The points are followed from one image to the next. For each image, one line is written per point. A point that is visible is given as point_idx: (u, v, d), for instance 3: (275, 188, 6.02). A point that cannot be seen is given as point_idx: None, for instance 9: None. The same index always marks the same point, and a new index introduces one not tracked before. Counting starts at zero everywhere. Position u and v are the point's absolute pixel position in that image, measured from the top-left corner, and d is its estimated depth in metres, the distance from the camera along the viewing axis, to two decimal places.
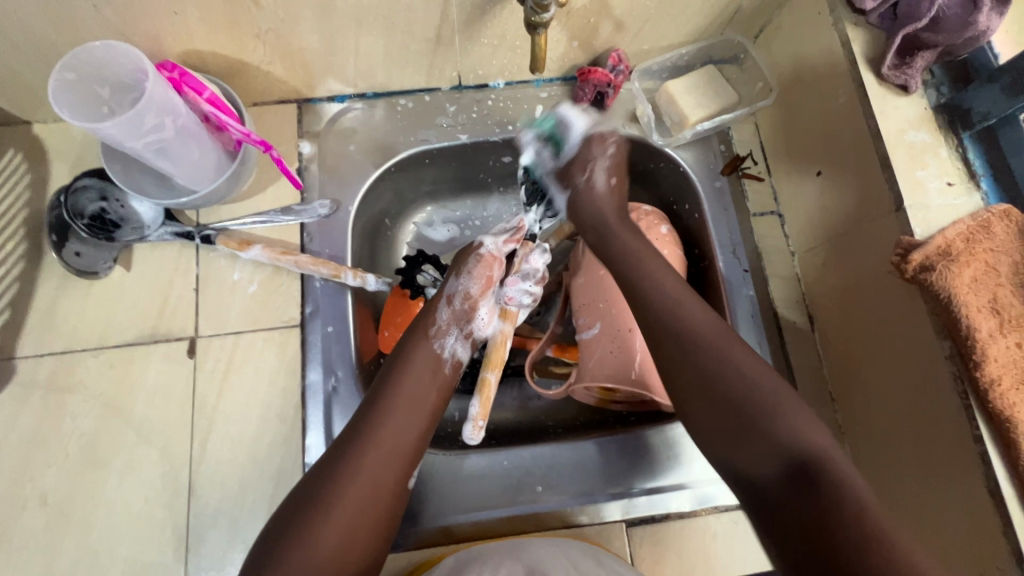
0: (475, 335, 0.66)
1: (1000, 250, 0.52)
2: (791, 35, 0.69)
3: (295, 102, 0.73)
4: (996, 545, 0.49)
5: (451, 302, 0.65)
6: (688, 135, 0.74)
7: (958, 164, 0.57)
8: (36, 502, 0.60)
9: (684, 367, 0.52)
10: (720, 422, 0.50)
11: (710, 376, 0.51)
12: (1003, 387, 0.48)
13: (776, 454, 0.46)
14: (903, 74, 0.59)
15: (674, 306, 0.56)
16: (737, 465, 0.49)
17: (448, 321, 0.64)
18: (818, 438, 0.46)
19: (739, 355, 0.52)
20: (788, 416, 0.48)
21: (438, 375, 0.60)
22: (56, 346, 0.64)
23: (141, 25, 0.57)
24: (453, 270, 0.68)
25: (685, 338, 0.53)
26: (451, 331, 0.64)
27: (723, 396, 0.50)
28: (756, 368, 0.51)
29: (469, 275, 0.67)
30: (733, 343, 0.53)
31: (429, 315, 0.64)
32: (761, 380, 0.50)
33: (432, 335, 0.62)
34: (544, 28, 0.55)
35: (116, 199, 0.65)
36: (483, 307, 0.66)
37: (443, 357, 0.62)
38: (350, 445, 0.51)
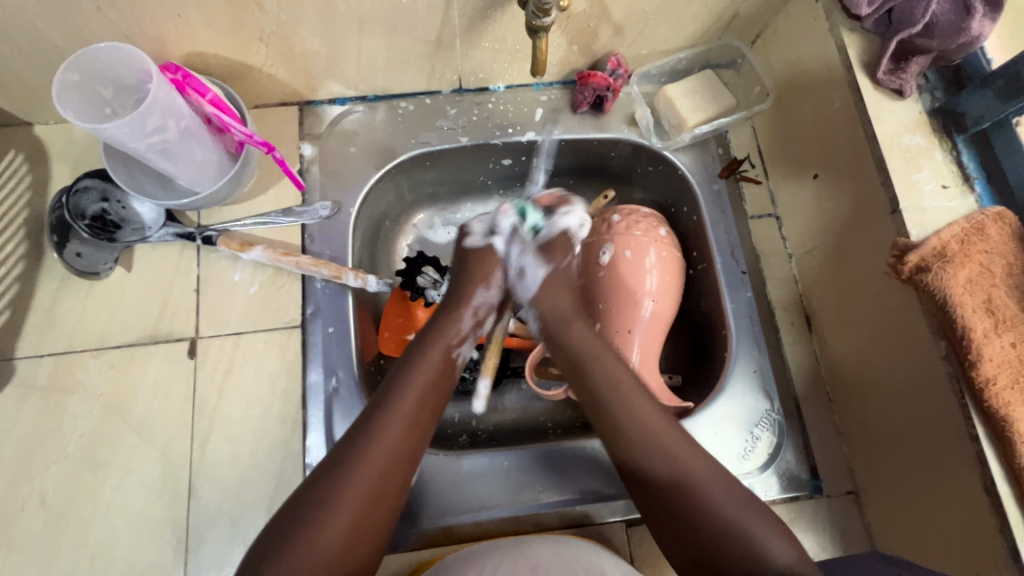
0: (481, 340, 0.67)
1: (995, 251, 0.52)
2: (787, 41, 0.70)
3: (296, 104, 0.74)
4: (993, 542, 0.50)
5: (476, 314, 0.63)
6: (686, 138, 0.74)
7: (953, 167, 0.58)
8: (35, 503, 0.60)
9: (640, 466, 0.55)
10: (672, 522, 0.52)
11: (668, 482, 0.53)
12: (999, 385, 0.49)
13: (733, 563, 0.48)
14: (898, 78, 0.59)
15: (627, 401, 0.57)
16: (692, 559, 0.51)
17: (471, 330, 0.62)
18: (767, 546, 0.49)
19: (686, 454, 0.54)
20: (743, 527, 0.49)
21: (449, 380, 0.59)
22: (55, 346, 0.64)
23: (145, 27, 0.57)
24: (478, 277, 0.64)
25: (641, 436, 0.55)
26: (468, 340, 0.62)
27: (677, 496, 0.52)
28: (703, 466, 0.53)
29: (496, 287, 0.64)
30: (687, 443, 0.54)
31: (453, 321, 0.61)
32: (707, 478, 0.52)
33: (455, 342, 0.61)
34: (545, 32, 0.56)
35: (117, 201, 0.65)
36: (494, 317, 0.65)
37: (457, 362, 0.61)
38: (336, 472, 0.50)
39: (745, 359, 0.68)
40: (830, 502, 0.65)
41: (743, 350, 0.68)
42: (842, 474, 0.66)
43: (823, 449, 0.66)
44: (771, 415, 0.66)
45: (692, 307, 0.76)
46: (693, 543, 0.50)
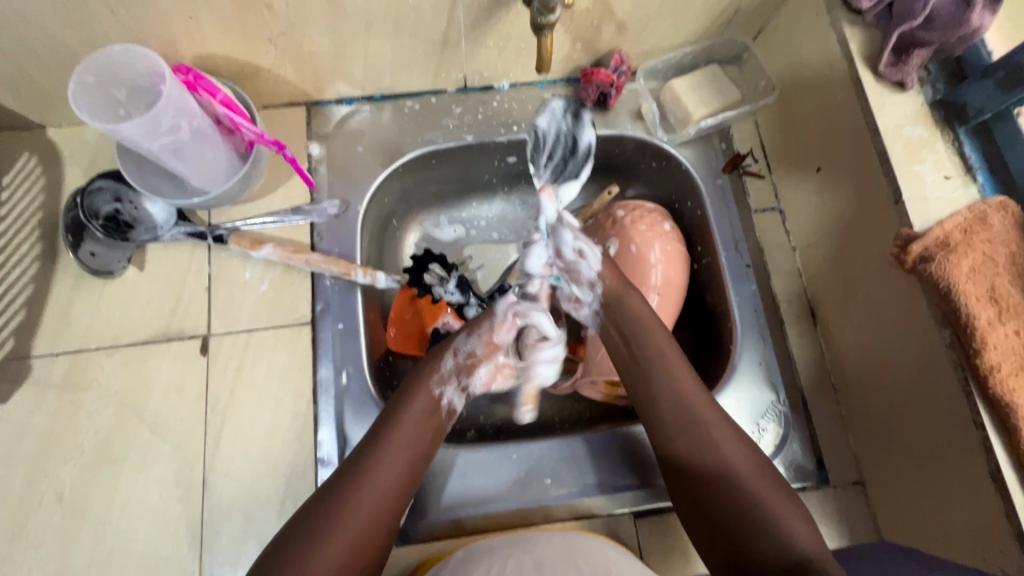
0: (469, 390, 0.64)
1: (998, 241, 0.53)
2: (789, 35, 0.71)
3: (304, 105, 0.75)
4: (1001, 530, 0.50)
5: (456, 353, 0.62)
6: (692, 132, 0.75)
7: (954, 158, 0.58)
8: (52, 499, 0.61)
9: (679, 449, 0.54)
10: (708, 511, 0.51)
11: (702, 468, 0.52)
12: (1003, 373, 0.49)
13: (764, 551, 0.46)
14: (900, 71, 0.60)
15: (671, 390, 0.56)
16: (722, 549, 0.49)
17: (451, 370, 0.61)
18: (806, 539, 0.46)
19: (730, 443, 0.53)
20: (776, 513, 0.48)
21: (434, 417, 0.58)
22: (71, 344, 0.65)
23: (157, 30, 0.58)
24: (467, 324, 0.64)
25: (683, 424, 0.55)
26: (451, 382, 0.61)
27: (712, 483, 0.51)
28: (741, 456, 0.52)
29: (477, 335, 0.63)
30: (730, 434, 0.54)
31: (433, 360, 0.61)
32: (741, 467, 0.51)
33: (437, 379, 0.60)
34: (550, 29, 0.57)
35: (130, 202, 0.66)
36: (484, 366, 0.64)
37: (441, 404, 0.59)
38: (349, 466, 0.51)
39: (749, 351, 0.68)
40: (836, 492, 0.65)
41: (748, 343, 0.69)
42: (848, 465, 0.66)
43: (828, 441, 0.67)
44: (777, 407, 0.67)
45: (698, 301, 0.77)
46: (727, 535, 0.49)
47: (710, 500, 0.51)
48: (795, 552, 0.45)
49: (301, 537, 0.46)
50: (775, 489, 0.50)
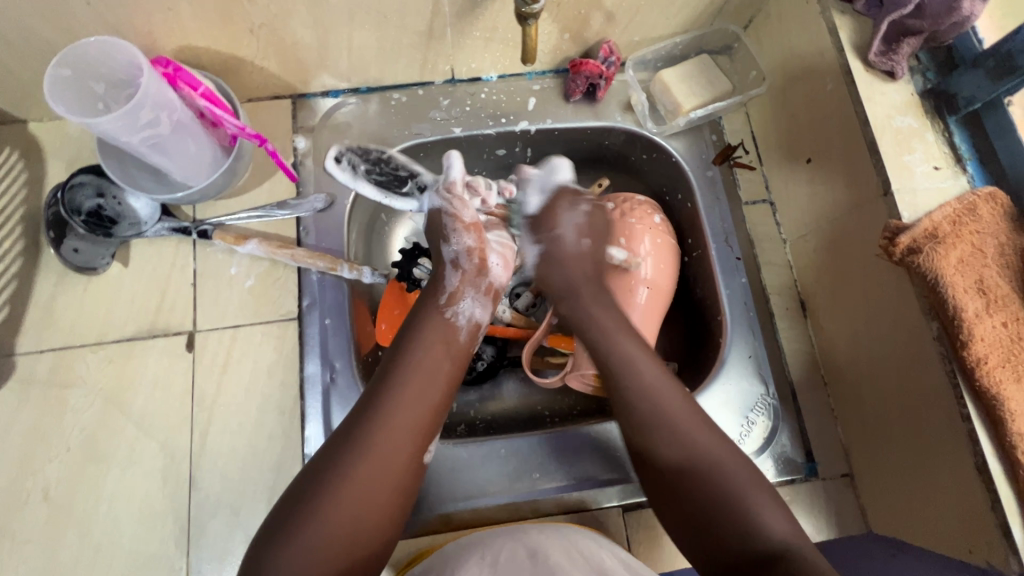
0: (493, 289, 0.65)
1: (987, 232, 0.52)
2: (779, 25, 0.70)
3: (289, 98, 0.74)
4: (986, 521, 0.50)
5: (457, 265, 0.64)
6: (682, 123, 0.74)
7: (945, 148, 0.58)
8: (38, 497, 0.60)
9: (644, 439, 0.55)
10: (675, 500, 0.52)
11: (673, 456, 0.53)
12: (989, 365, 0.49)
13: (733, 538, 0.48)
14: (889, 61, 0.59)
15: (638, 384, 0.56)
16: (689, 532, 0.51)
17: (459, 282, 0.63)
18: (778, 529, 0.48)
19: (693, 426, 0.54)
20: (747, 503, 0.49)
21: (449, 342, 0.59)
22: (55, 341, 0.64)
23: (135, 21, 0.57)
24: (439, 235, 0.65)
25: (647, 416, 0.55)
26: (467, 294, 0.63)
27: (680, 473, 0.52)
28: (711, 443, 0.53)
29: (457, 237, 0.64)
30: (697, 423, 0.54)
31: (438, 284, 0.63)
32: (714, 452, 0.52)
33: (444, 301, 0.61)
34: (535, 19, 0.56)
35: (113, 196, 0.65)
36: (492, 255, 0.65)
37: (458, 323, 0.61)
38: (344, 466, 0.49)
39: (739, 345, 0.68)
40: (825, 485, 0.65)
41: (737, 336, 0.68)
42: (837, 457, 0.66)
43: (817, 433, 0.67)
44: (767, 400, 0.66)
45: (688, 294, 0.77)
46: (699, 522, 0.50)
47: (679, 490, 0.52)
48: (763, 541, 0.47)
49: (294, 540, 0.45)
50: (744, 473, 0.51)
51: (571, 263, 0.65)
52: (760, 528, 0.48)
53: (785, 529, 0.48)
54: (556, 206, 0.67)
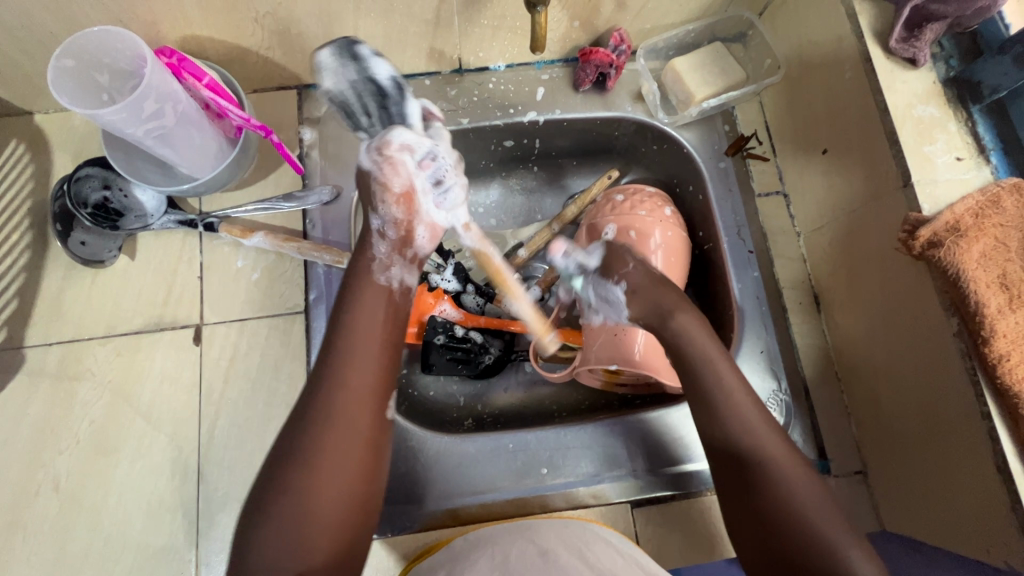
0: (420, 257, 0.62)
1: (1011, 225, 0.51)
2: (796, 11, 0.68)
3: (294, 88, 0.73)
4: (1005, 521, 0.49)
5: (384, 235, 0.59)
6: (693, 113, 0.73)
7: (967, 138, 0.56)
8: (48, 488, 0.61)
9: (740, 483, 0.50)
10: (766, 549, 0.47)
11: (766, 496, 0.48)
12: (1012, 363, 0.47)
13: None
14: (911, 47, 0.57)
15: (737, 424, 0.51)
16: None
17: (390, 251, 0.59)
18: None
19: (796, 476, 0.48)
20: (847, 554, 0.44)
21: (393, 305, 0.56)
22: (63, 334, 0.64)
23: (138, 11, 0.57)
24: (367, 206, 0.60)
25: (746, 458, 0.50)
26: (396, 263, 0.59)
27: (773, 515, 0.47)
28: (816, 499, 0.47)
29: (387, 207, 0.60)
30: (793, 460, 0.49)
31: (365, 252, 0.58)
32: (819, 507, 0.46)
33: (377, 269, 0.57)
34: (543, 6, 0.55)
35: (120, 189, 0.65)
36: (419, 226, 0.61)
37: (394, 288, 0.57)
38: (301, 441, 0.48)
39: (751, 340, 0.67)
40: (837, 481, 0.64)
41: (749, 331, 0.67)
42: (850, 454, 0.65)
43: (829, 430, 0.66)
44: (779, 396, 0.65)
45: (698, 288, 0.75)
46: (788, 569, 0.45)
47: (770, 531, 0.47)
48: None
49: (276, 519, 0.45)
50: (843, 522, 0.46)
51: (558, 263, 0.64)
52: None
53: None
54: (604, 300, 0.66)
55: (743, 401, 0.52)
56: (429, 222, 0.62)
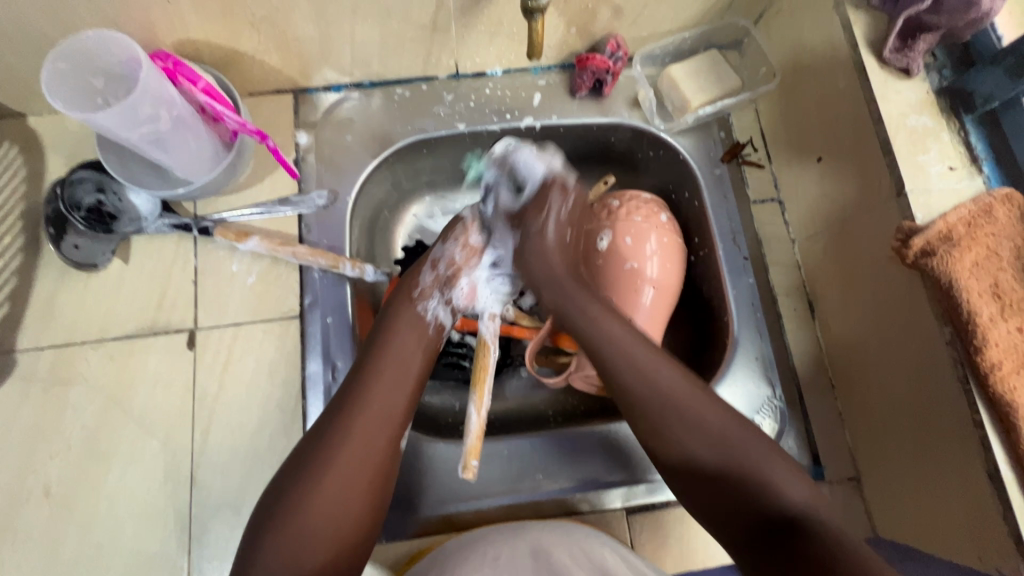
0: (454, 304, 0.65)
1: (1002, 234, 0.51)
2: (791, 20, 0.68)
3: (291, 92, 0.72)
4: (996, 530, 0.49)
5: (435, 266, 0.65)
6: (690, 120, 0.73)
7: (960, 148, 0.56)
8: (39, 494, 0.60)
9: (662, 437, 0.53)
10: (696, 483, 0.51)
11: (683, 443, 0.52)
12: (1004, 371, 0.48)
13: (752, 510, 0.48)
14: (905, 57, 0.58)
15: (651, 389, 0.54)
16: (710, 508, 0.50)
17: (430, 284, 0.64)
18: (799, 499, 0.47)
19: (715, 419, 0.52)
20: (766, 476, 0.49)
21: (424, 338, 0.60)
22: (55, 338, 0.64)
23: (134, 14, 0.56)
24: (442, 235, 0.67)
25: (667, 415, 0.53)
26: (433, 295, 0.63)
27: (697, 458, 0.51)
28: (729, 428, 0.51)
29: (455, 241, 0.65)
30: (698, 398, 0.53)
31: (413, 278, 0.64)
32: (735, 436, 0.51)
33: (416, 297, 0.62)
34: (541, 13, 0.55)
35: (113, 192, 0.65)
36: (464, 279, 0.66)
37: (426, 321, 0.61)
38: (314, 454, 0.49)
39: (746, 346, 0.67)
40: (831, 488, 0.65)
41: (745, 337, 0.67)
42: (844, 461, 0.66)
43: (824, 437, 0.66)
44: (773, 402, 0.66)
45: (693, 293, 0.75)
46: (720, 497, 0.50)
47: (696, 468, 0.51)
48: (783, 511, 0.47)
49: (279, 527, 0.45)
50: (764, 448, 0.50)
51: (552, 254, 0.63)
52: (780, 500, 0.47)
53: (804, 497, 0.47)
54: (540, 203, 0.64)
55: (643, 357, 0.56)
56: (474, 279, 0.67)
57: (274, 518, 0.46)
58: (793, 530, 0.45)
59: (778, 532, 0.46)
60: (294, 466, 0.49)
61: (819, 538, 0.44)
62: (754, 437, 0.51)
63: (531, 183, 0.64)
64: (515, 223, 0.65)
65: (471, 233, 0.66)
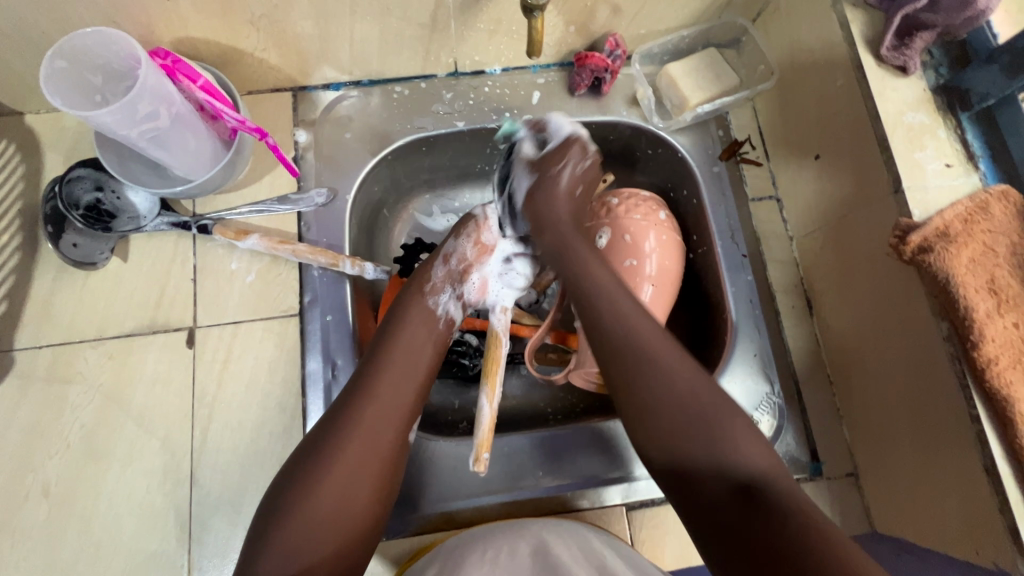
0: (467, 300, 0.66)
1: (998, 231, 0.51)
2: (789, 18, 0.69)
3: (290, 91, 0.72)
4: (994, 524, 0.50)
5: (446, 260, 0.66)
6: (688, 118, 0.73)
7: (957, 145, 0.57)
8: (38, 493, 0.60)
9: (631, 386, 0.52)
10: (658, 439, 0.51)
11: (656, 397, 0.51)
12: (1000, 366, 0.48)
13: (711, 471, 0.48)
14: (901, 55, 0.58)
15: (627, 329, 0.55)
16: (668, 465, 0.50)
17: (442, 279, 0.65)
18: (759, 464, 0.48)
19: (695, 389, 0.51)
20: (730, 438, 0.49)
21: (434, 330, 0.60)
22: (54, 337, 0.64)
23: (132, 12, 0.56)
24: (454, 230, 0.68)
25: (640, 364, 0.53)
26: (445, 290, 0.64)
27: (664, 411, 0.51)
28: (705, 388, 0.51)
29: (466, 238, 0.67)
30: (675, 354, 0.53)
31: (426, 272, 0.64)
32: (707, 397, 0.51)
33: (427, 293, 0.63)
34: (541, 11, 0.55)
35: (112, 190, 0.65)
36: (476, 273, 0.67)
37: (437, 314, 0.62)
38: (326, 443, 0.49)
39: (744, 344, 0.68)
40: (829, 484, 0.65)
41: (744, 334, 0.68)
42: (842, 457, 0.66)
43: (822, 433, 0.67)
44: (772, 399, 0.66)
45: (692, 291, 0.76)
46: (681, 458, 0.49)
47: (661, 425, 0.51)
48: (742, 475, 0.47)
49: (290, 515, 0.46)
50: (732, 413, 0.51)
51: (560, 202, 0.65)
52: (739, 465, 0.48)
53: (763, 463, 0.48)
54: (553, 158, 0.65)
55: (628, 308, 0.56)
56: (486, 274, 0.68)
57: (284, 508, 0.46)
58: (752, 493, 0.46)
59: (734, 496, 0.46)
60: (305, 454, 0.49)
61: (775, 503, 0.45)
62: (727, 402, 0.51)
63: (558, 139, 0.66)
64: (536, 169, 0.66)
65: (486, 227, 0.68)
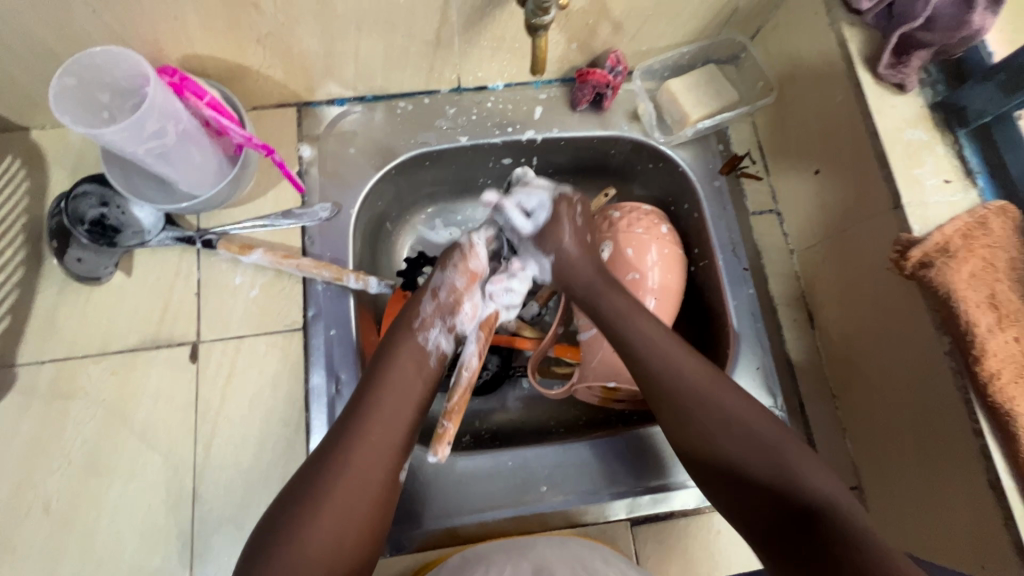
0: (459, 329, 0.65)
1: (998, 246, 0.52)
2: (787, 35, 0.70)
3: (294, 106, 0.73)
4: (999, 538, 0.50)
5: (434, 294, 0.64)
6: (689, 133, 0.74)
7: (954, 161, 0.58)
8: (39, 510, 0.60)
9: (683, 421, 0.55)
10: (718, 470, 0.53)
11: (708, 432, 0.53)
12: (1003, 381, 0.49)
13: (775, 496, 0.49)
14: (898, 73, 0.59)
15: (668, 363, 0.57)
16: (731, 497, 0.52)
17: (431, 314, 0.63)
18: (824, 487, 0.48)
19: (750, 417, 0.53)
20: (790, 463, 0.50)
21: (424, 369, 0.60)
22: (57, 352, 0.64)
23: (141, 30, 0.57)
24: (441, 261, 0.66)
25: (690, 399, 0.55)
26: (434, 324, 0.63)
27: (718, 442, 0.53)
28: (752, 415, 0.53)
29: (454, 268, 0.65)
30: (721, 387, 0.55)
31: (414, 307, 0.63)
32: (757, 425, 0.52)
33: (416, 327, 0.62)
34: (545, 30, 0.55)
35: (116, 206, 0.65)
36: (467, 302, 0.65)
37: (428, 351, 0.61)
38: (315, 483, 0.49)
39: (747, 356, 0.68)
40: None
41: (746, 346, 0.68)
42: (845, 469, 0.66)
43: (825, 446, 0.67)
44: (775, 412, 0.66)
45: (693, 303, 0.76)
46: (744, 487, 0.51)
47: (719, 456, 0.52)
48: (809, 500, 0.47)
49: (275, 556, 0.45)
50: (783, 438, 0.51)
51: (587, 231, 0.66)
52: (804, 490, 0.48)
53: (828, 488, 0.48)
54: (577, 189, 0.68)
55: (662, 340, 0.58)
56: (481, 299, 0.66)
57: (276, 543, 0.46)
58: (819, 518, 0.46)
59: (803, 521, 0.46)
60: (291, 496, 0.49)
61: (844, 527, 0.45)
62: (778, 428, 0.52)
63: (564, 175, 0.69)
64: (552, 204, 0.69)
65: (478, 255, 0.66)
